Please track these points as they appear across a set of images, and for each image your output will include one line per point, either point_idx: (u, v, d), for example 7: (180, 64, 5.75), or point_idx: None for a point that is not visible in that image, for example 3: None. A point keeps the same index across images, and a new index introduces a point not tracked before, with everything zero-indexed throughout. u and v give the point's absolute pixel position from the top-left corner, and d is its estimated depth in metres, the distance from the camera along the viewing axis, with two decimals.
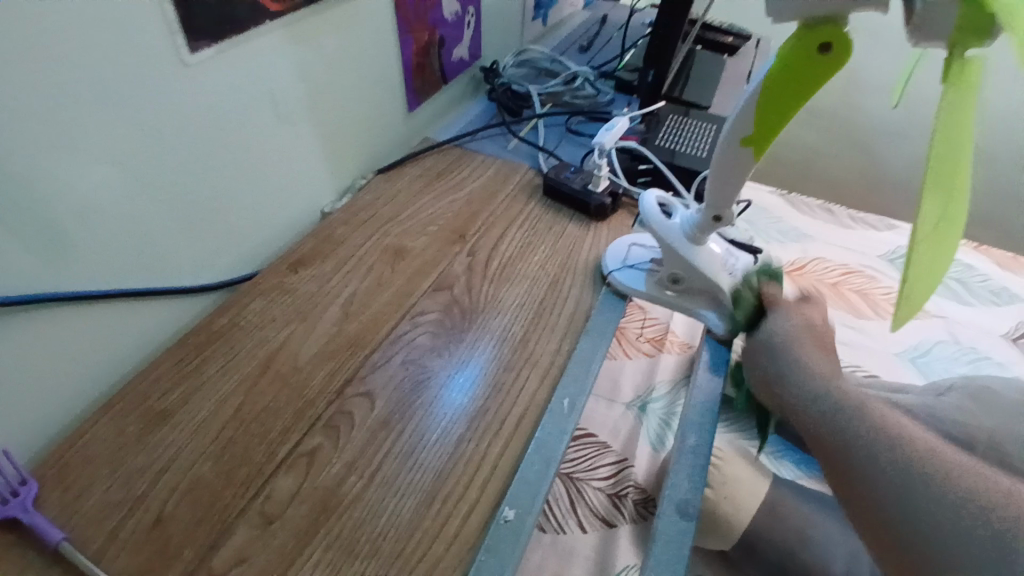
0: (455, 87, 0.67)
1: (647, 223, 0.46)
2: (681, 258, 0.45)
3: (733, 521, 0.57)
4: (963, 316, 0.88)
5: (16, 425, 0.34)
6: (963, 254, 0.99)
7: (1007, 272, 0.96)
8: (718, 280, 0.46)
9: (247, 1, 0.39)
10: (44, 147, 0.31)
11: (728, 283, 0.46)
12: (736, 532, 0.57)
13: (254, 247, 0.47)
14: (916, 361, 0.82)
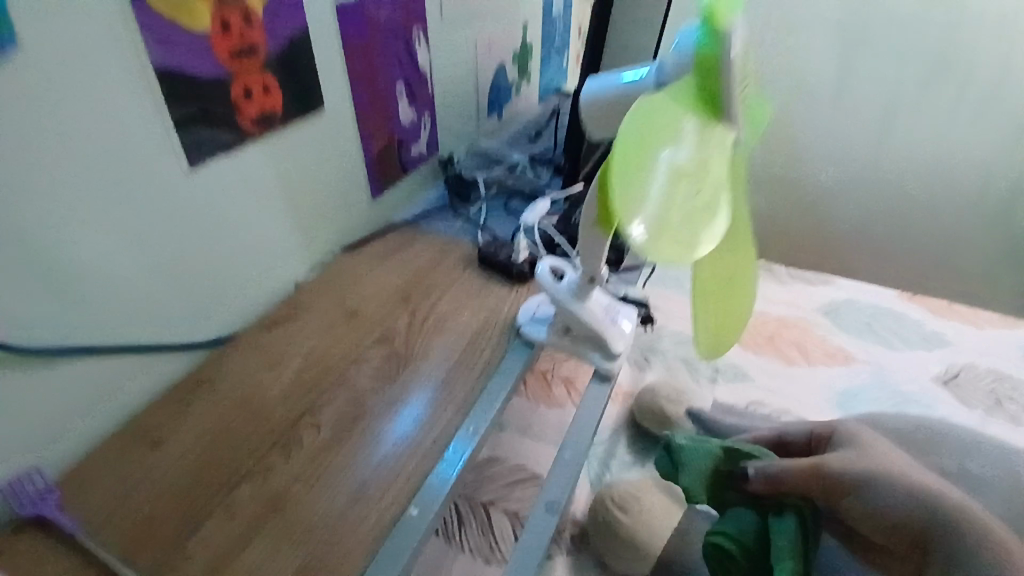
0: (415, 177, 0.82)
1: (541, 284, 0.59)
2: (570, 312, 0.58)
3: (649, 545, 0.63)
4: (895, 360, 0.95)
5: (47, 447, 0.47)
6: (901, 304, 1.07)
7: (941, 319, 1.03)
8: (599, 329, 0.58)
9: (233, 131, 0.54)
10: (79, 242, 0.45)
11: (607, 331, 0.59)
12: (653, 556, 0.64)
13: (237, 312, 0.60)
14: (844, 402, 0.88)
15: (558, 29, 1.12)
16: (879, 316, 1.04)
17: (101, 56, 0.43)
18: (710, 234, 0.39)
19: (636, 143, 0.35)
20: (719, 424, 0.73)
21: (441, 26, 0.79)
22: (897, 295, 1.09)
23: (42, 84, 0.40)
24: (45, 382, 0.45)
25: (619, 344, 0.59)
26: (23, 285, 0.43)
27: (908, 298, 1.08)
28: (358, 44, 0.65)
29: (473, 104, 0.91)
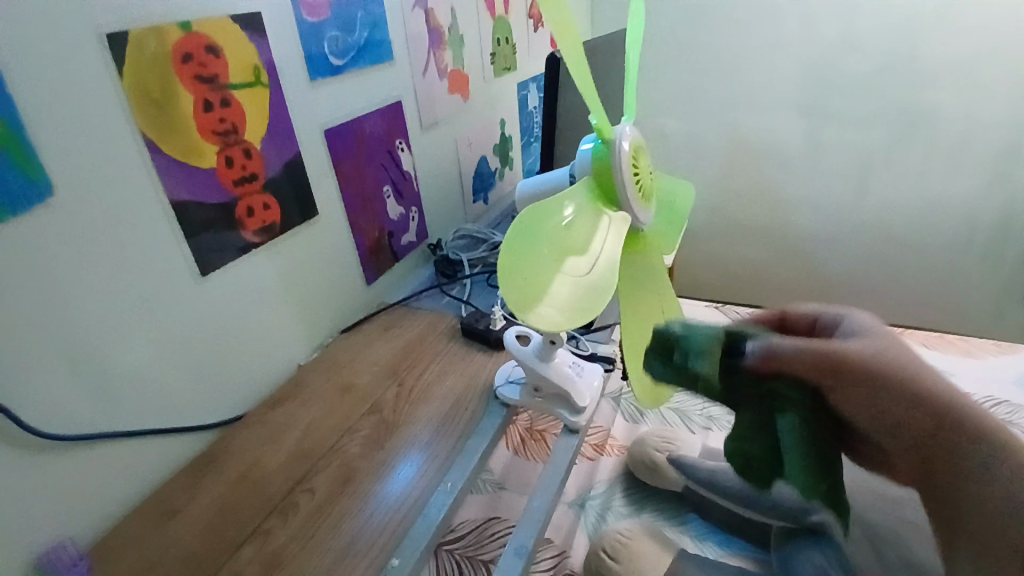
0: (407, 262, 0.92)
1: (509, 350, 0.66)
2: (537, 372, 0.64)
3: None
4: None
5: (76, 522, 0.54)
6: None
7: (933, 350, 1.04)
8: (565, 386, 0.64)
9: (240, 241, 0.65)
10: (110, 344, 0.54)
11: (571, 386, 0.65)
12: None
13: (246, 393, 0.69)
14: None
15: (535, 120, 1.25)
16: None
17: (128, 194, 0.54)
18: (571, 301, 0.40)
19: (546, 207, 0.43)
20: (699, 470, 0.74)
21: (423, 132, 0.91)
22: None
23: (80, 221, 0.51)
24: (79, 463, 0.53)
25: (581, 398, 0.64)
26: (61, 384, 0.51)
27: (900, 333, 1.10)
28: (346, 157, 0.77)
29: (458, 194, 1.02)
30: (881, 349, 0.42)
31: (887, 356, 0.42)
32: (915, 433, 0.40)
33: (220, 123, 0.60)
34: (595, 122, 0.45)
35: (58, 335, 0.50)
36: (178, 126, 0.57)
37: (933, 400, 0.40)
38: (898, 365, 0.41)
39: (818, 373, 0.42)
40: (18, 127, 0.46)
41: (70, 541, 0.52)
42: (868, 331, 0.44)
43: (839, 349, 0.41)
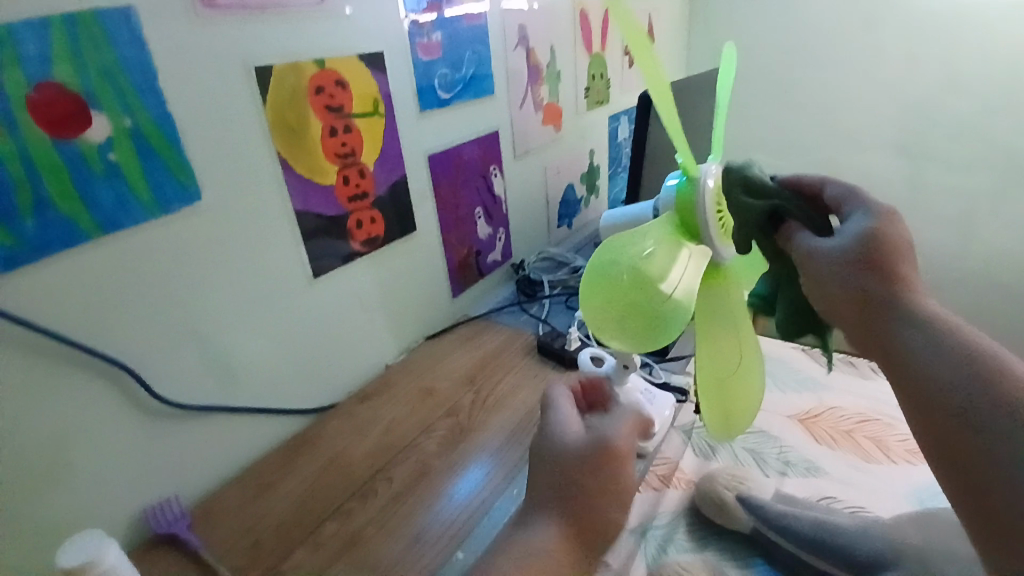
0: (491, 279, 0.98)
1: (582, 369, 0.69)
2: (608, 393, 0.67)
3: None
4: None
5: (187, 479, 0.63)
6: None
7: None
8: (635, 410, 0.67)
9: (347, 251, 0.73)
10: (233, 331, 0.64)
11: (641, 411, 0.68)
12: None
13: (339, 386, 0.77)
14: (926, 502, 0.77)
15: (624, 151, 1.28)
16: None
17: (261, 205, 0.64)
18: (632, 331, 0.46)
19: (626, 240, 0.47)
20: (768, 509, 0.73)
21: (515, 160, 0.97)
22: None
23: (218, 225, 0.60)
24: (195, 427, 0.62)
25: (652, 423, 0.67)
26: (190, 361, 0.61)
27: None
28: (444, 180, 0.84)
29: (544, 218, 1.07)
30: (861, 245, 0.44)
31: (858, 252, 0.44)
32: (853, 316, 0.45)
33: (342, 147, 0.69)
34: (681, 159, 0.47)
35: (192, 319, 0.60)
36: (306, 149, 0.66)
37: (880, 292, 0.44)
38: (868, 259, 0.44)
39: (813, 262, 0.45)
40: (174, 142, 0.56)
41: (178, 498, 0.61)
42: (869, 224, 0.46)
43: (829, 246, 0.45)
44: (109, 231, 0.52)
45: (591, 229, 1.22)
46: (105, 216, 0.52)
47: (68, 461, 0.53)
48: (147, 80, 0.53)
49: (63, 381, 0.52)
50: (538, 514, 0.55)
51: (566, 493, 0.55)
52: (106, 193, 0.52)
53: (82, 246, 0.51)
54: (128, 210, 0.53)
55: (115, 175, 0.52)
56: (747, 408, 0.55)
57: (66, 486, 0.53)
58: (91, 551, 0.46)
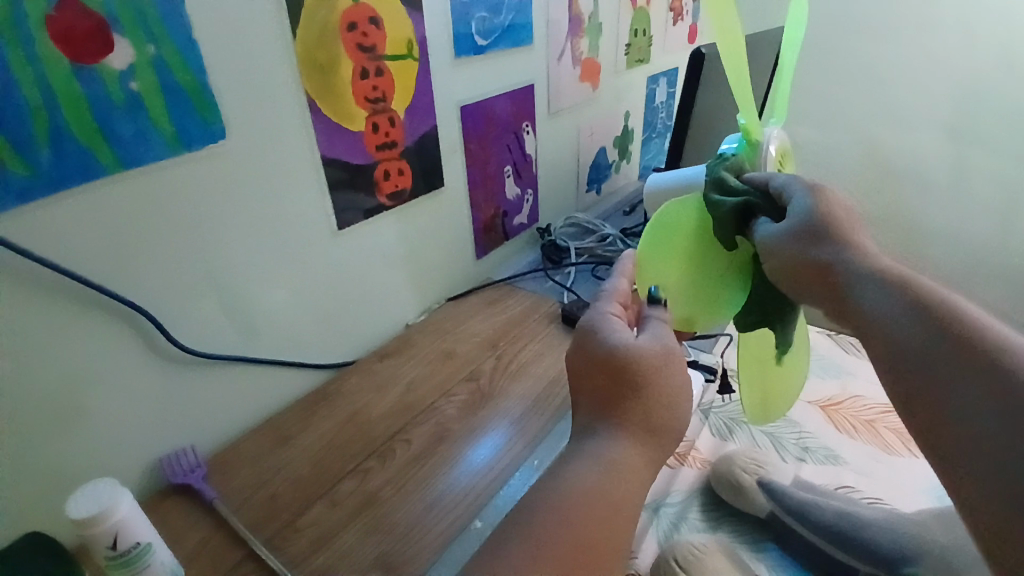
0: (516, 242, 0.94)
1: None
2: None
3: None
4: None
5: (203, 430, 0.61)
6: None
7: None
8: None
9: (372, 204, 0.70)
10: (254, 280, 0.61)
11: None
12: None
13: (358, 343, 0.75)
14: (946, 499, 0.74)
15: (660, 115, 1.22)
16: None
17: (287, 149, 0.60)
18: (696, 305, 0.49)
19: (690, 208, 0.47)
20: (788, 497, 0.70)
21: (548, 118, 0.92)
22: None
23: (242, 168, 0.57)
24: (213, 378, 0.61)
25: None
26: (209, 309, 0.58)
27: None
28: (475, 135, 0.80)
29: (573, 182, 1.02)
30: (809, 212, 0.42)
31: (799, 221, 0.42)
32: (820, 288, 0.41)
33: (372, 91, 0.65)
34: (743, 122, 0.46)
35: (212, 266, 0.57)
36: (335, 91, 0.62)
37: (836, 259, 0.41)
38: (818, 227, 0.42)
39: (767, 246, 0.43)
40: (199, 73, 0.52)
41: (193, 449, 0.59)
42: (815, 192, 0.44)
43: (774, 230, 0.43)
44: (129, 167, 0.49)
45: (620, 196, 1.17)
46: (125, 150, 0.49)
47: (83, 404, 0.52)
48: (172, 4, 0.49)
49: (79, 324, 0.50)
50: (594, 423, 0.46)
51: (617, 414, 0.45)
52: (126, 125, 0.49)
53: (101, 181, 0.48)
54: (148, 144, 0.50)
55: (136, 106, 0.49)
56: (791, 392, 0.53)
57: (80, 428, 0.52)
58: (104, 500, 0.45)
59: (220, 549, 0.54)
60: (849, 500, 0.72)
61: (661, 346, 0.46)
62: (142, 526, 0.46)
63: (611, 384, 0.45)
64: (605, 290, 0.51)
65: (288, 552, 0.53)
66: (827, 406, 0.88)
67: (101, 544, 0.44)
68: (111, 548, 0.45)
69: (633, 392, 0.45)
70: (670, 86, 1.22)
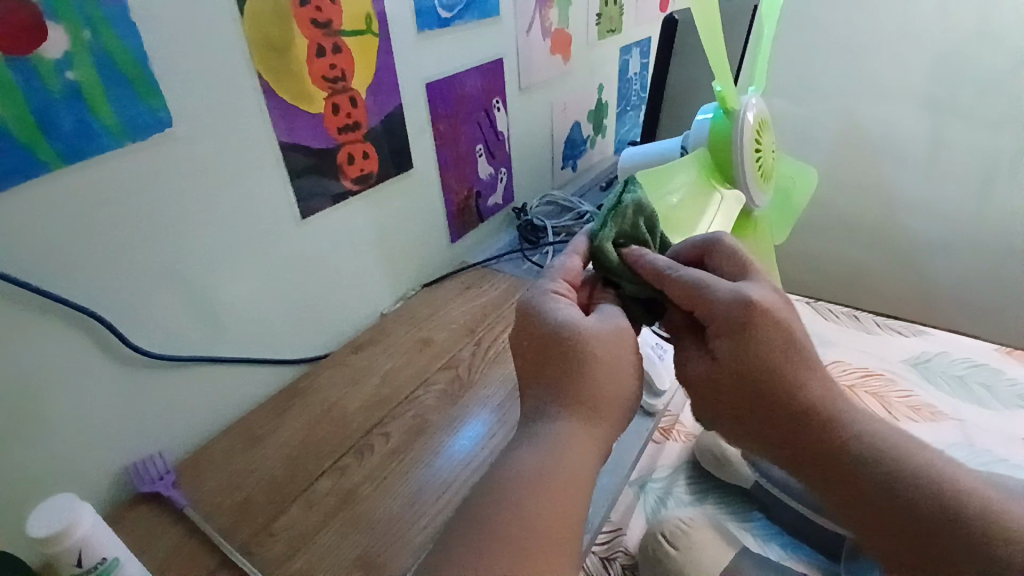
0: (491, 223, 0.92)
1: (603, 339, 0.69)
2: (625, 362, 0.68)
3: None
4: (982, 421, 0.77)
5: (171, 435, 0.59)
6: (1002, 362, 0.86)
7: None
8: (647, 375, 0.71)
9: (338, 190, 0.67)
10: (216, 276, 0.58)
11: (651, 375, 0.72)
12: None
13: (331, 336, 0.72)
14: None
15: (634, 87, 1.19)
16: (976, 371, 0.84)
17: (242, 135, 0.56)
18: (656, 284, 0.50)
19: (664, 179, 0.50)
20: (776, 468, 0.70)
21: (520, 94, 0.89)
22: (995, 350, 0.88)
23: (195, 158, 0.54)
24: (178, 381, 0.58)
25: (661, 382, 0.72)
26: (168, 308, 0.55)
27: (1008, 353, 0.87)
28: (444, 113, 0.76)
29: (547, 159, 1.00)
30: (743, 354, 0.44)
31: (735, 371, 0.44)
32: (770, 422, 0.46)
33: (331, 70, 0.61)
34: (720, 91, 0.47)
35: (168, 263, 0.54)
36: (291, 71, 0.58)
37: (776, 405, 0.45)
38: (747, 364, 0.44)
39: (708, 386, 0.46)
40: (142, 56, 0.48)
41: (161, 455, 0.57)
42: (739, 321, 0.43)
43: (708, 373, 0.46)
44: (72, 161, 0.46)
45: (596, 171, 1.15)
46: (65, 142, 0.45)
47: (38, 417, 0.49)
48: None
49: (26, 332, 0.47)
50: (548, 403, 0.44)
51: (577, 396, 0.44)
52: (66, 116, 0.45)
53: (42, 178, 0.45)
54: (91, 135, 0.46)
55: (76, 95, 0.45)
56: None
57: (36, 442, 0.49)
58: (64, 517, 0.42)
59: (195, 558, 0.52)
60: None
61: (611, 330, 0.46)
62: (108, 540, 0.44)
63: (559, 361, 0.44)
64: (552, 266, 0.50)
65: (265, 557, 0.51)
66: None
67: (65, 561, 0.42)
68: (77, 565, 0.43)
69: (581, 368, 0.43)
70: (643, 56, 1.19)
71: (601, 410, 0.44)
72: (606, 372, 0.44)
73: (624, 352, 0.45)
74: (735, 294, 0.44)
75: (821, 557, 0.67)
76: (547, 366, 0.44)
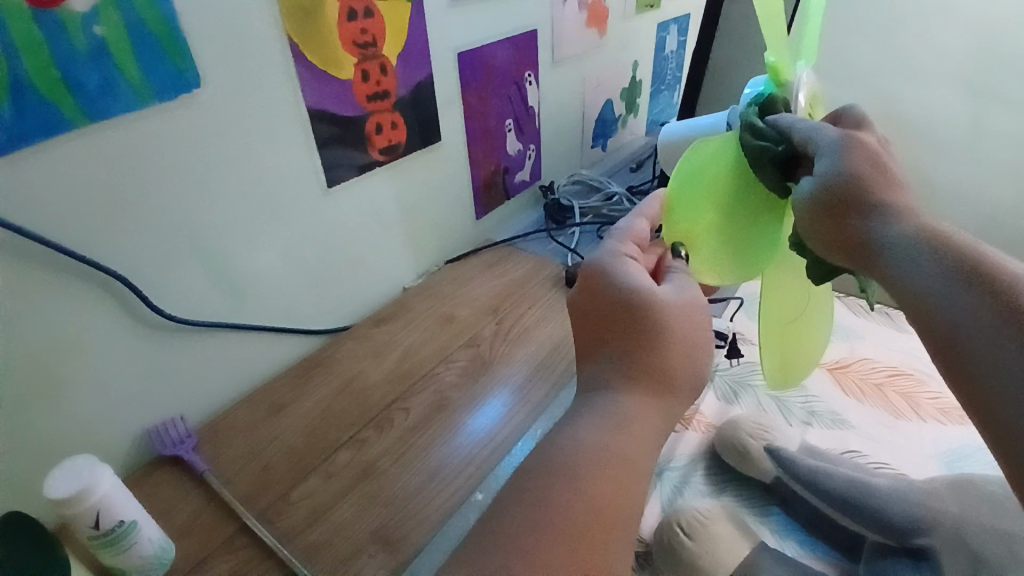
0: (518, 201, 0.90)
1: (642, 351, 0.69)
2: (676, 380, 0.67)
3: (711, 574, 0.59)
4: None
5: (191, 400, 0.59)
6: None
7: None
8: None
9: (364, 161, 0.65)
10: (239, 243, 0.57)
11: None
12: None
13: (352, 308, 0.71)
14: (952, 465, 0.71)
15: (670, 66, 1.14)
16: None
17: (268, 99, 0.55)
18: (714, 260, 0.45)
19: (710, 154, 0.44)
20: (799, 465, 0.68)
21: (551, 68, 0.86)
22: None
23: (223, 121, 0.52)
24: (200, 346, 0.58)
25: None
26: (192, 273, 0.55)
27: None
28: (474, 85, 0.74)
29: (577, 138, 0.97)
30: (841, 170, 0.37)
31: (831, 187, 0.37)
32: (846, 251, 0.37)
33: (361, 34, 0.60)
34: (773, 62, 0.43)
35: (193, 227, 0.53)
36: (320, 34, 0.56)
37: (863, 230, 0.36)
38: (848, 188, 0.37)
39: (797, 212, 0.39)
40: (169, 14, 0.47)
41: (181, 419, 0.57)
42: (842, 143, 0.38)
43: (807, 194, 0.38)
44: (96, 120, 0.45)
45: (627, 152, 1.11)
46: (89, 100, 0.44)
47: (62, 376, 0.49)
48: None
49: (51, 292, 0.47)
50: (602, 379, 0.43)
51: (636, 365, 0.42)
52: (91, 73, 0.44)
53: (66, 136, 0.44)
54: (114, 95, 0.45)
55: (100, 52, 0.44)
56: (801, 366, 0.50)
57: (59, 401, 0.49)
58: (82, 479, 0.43)
59: (213, 523, 0.52)
60: (862, 469, 0.68)
61: (684, 300, 0.44)
62: (125, 503, 0.45)
63: (625, 326, 0.43)
64: (618, 229, 0.49)
65: (282, 525, 0.52)
66: (834, 367, 0.83)
67: (83, 523, 0.43)
68: (93, 528, 0.44)
69: (650, 338, 0.42)
70: (681, 33, 1.14)
71: (667, 384, 0.42)
72: (677, 343, 0.43)
73: (695, 324, 0.44)
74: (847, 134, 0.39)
75: (843, 555, 0.64)
76: (612, 337, 0.44)
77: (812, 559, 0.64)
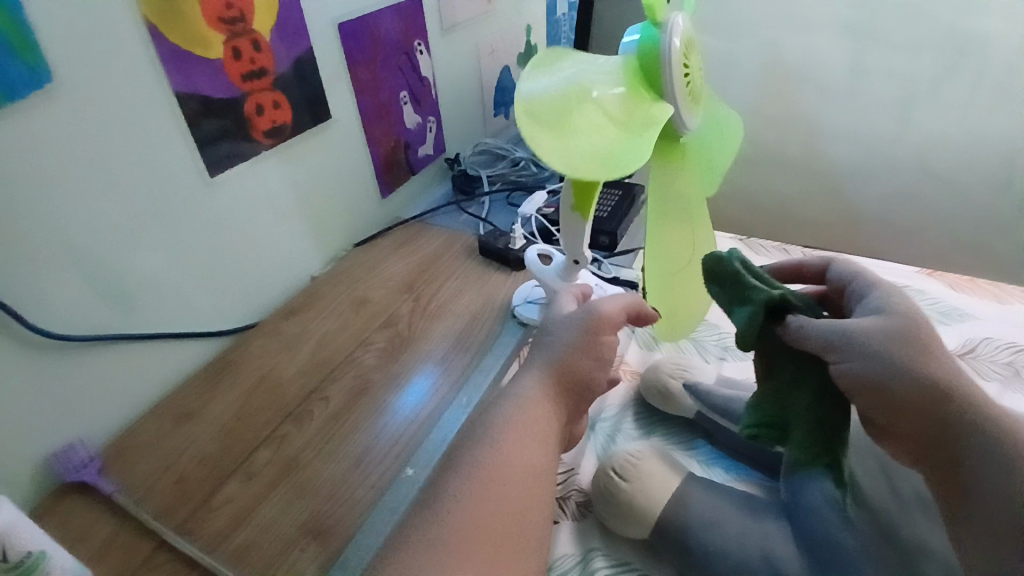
0: (422, 176, 0.88)
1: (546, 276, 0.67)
2: None
3: (646, 509, 0.60)
4: None
5: (89, 426, 0.54)
6: (916, 281, 0.86)
7: (1003, 305, 0.81)
8: None
9: (250, 147, 0.61)
10: (120, 247, 0.53)
11: None
12: (650, 519, 0.60)
13: (258, 304, 0.68)
14: None
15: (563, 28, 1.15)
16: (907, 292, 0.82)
17: (128, 87, 0.50)
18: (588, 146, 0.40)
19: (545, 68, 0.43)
20: (714, 395, 0.72)
21: (442, 36, 0.84)
22: (911, 272, 0.88)
23: (83, 114, 0.48)
24: (93, 362, 0.53)
25: None
26: (72, 283, 0.50)
27: (930, 275, 0.87)
28: (360, 58, 0.71)
29: (478, 106, 0.96)
30: (892, 323, 0.48)
31: (894, 330, 0.47)
32: (914, 387, 0.45)
33: (228, 10, 0.55)
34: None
35: (63, 233, 0.48)
36: (179, 12, 0.52)
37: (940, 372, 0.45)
38: (909, 328, 0.47)
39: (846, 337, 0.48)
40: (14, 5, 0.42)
41: (80, 444, 0.53)
42: (891, 305, 0.50)
43: (865, 329, 0.48)
44: None
45: None
46: None
47: None
48: None
49: None
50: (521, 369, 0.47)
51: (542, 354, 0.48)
52: None
53: None
54: None
55: None
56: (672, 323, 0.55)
57: None
58: None
59: (131, 543, 0.49)
60: None
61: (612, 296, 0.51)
62: (32, 532, 0.41)
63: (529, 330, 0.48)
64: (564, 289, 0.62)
65: (206, 533, 0.49)
66: None
67: None
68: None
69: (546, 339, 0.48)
70: None
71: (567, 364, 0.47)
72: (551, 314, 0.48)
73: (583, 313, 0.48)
74: (889, 289, 0.52)
75: (764, 474, 0.70)
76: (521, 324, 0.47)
77: (740, 483, 0.68)
